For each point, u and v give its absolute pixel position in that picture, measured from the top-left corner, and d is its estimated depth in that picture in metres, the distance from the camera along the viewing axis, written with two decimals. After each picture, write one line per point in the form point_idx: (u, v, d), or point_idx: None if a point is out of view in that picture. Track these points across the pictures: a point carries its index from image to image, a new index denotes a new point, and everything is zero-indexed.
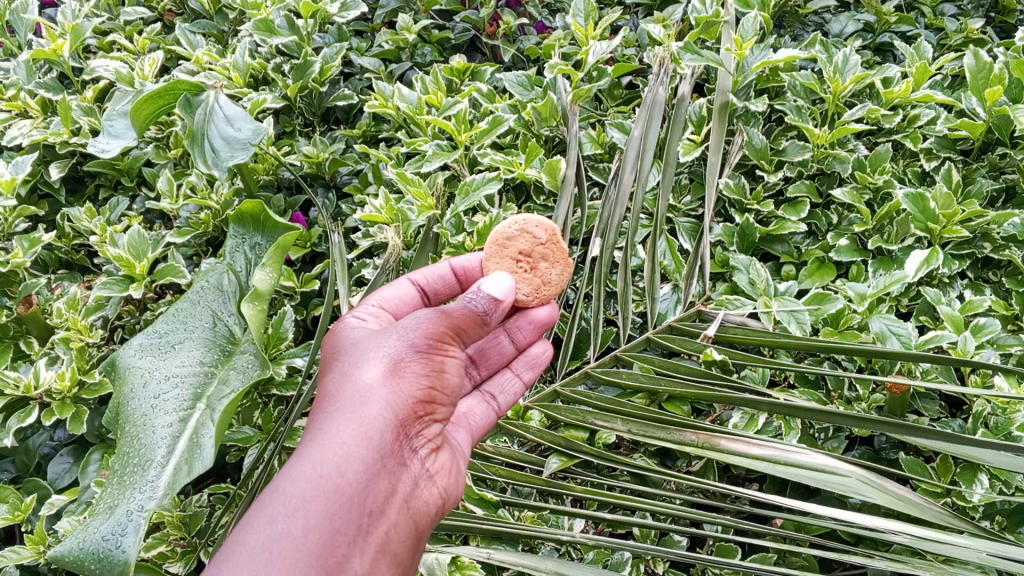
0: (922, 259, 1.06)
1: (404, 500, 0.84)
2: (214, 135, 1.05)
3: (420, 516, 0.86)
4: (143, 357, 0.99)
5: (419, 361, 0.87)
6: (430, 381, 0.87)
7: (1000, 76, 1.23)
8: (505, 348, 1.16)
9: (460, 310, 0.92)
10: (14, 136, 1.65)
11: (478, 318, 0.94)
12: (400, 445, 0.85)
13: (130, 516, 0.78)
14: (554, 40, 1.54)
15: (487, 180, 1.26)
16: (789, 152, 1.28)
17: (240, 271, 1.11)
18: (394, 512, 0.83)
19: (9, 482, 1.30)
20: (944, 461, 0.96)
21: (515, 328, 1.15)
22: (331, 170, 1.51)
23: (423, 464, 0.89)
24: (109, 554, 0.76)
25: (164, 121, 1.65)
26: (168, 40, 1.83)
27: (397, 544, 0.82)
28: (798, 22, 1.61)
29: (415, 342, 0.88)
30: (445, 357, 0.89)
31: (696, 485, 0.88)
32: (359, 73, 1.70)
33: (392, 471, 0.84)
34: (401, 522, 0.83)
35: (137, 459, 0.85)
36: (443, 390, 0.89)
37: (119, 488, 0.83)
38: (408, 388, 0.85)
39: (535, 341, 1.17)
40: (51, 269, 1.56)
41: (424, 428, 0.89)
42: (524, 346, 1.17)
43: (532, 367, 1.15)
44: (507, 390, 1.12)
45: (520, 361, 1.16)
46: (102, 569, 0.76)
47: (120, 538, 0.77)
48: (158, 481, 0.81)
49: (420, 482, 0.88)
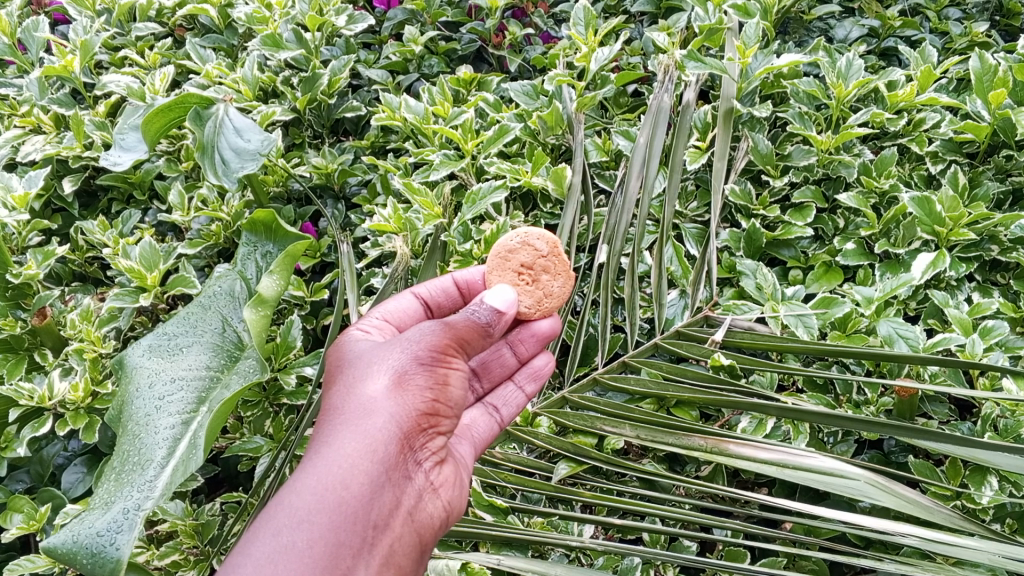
0: (929, 262, 1.07)
1: (407, 512, 0.85)
2: (223, 146, 1.08)
3: (423, 528, 0.87)
4: (150, 357, 1.00)
5: (422, 374, 0.88)
6: (433, 394, 0.88)
7: (1005, 79, 1.24)
8: (507, 361, 1.16)
9: (462, 322, 0.94)
10: (28, 150, 1.68)
11: (481, 329, 0.96)
12: (405, 457, 0.86)
13: (126, 514, 0.78)
14: (559, 50, 1.56)
15: (494, 189, 1.27)
16: (795, 157, 1.29)
17: (251, 277, 1.14)
18: (399, 524, 0.83)
19: (24, 492, 1.32)
20: (952, 463, 0.96)
21: (517, 340, 1.15)
22: (340, 180, 1.53)
23: (427, 477, 0.90)
24: (101, 550, 0.76)
25: (175, 135, 1.68)
26: (179, 56, 1.87)
27: (401, 557, 0.83)
28: (802, 28, 1.63)
29: (418, 354, 0.89)
30: (448, 369, 0.90)
31: (705, 488, 0.87)
32: (367, 85, 1.73)
33: (396, 483, 0.85)
34: (406, 535, 0.84)
35: (137, 459, 0.86)
36: (446, 402, 0.90)
37: (116, 484, 0.84)
38: (412, 400, 0.86)
39: (537, 354, 1.18)
40: (65, 282, 1.58)
41: (428, 440, 0.90)
42: (526, 358, 1.17)
43: (534, 379, 1.15)
44: (509, 402, 1.13)
45: (521, 372, 1.16)
46: (94, 566, 0.75)
47: (115, 535, 0.76)
48: (156, 481, 0.81)
49: (424, 494, 0.89)
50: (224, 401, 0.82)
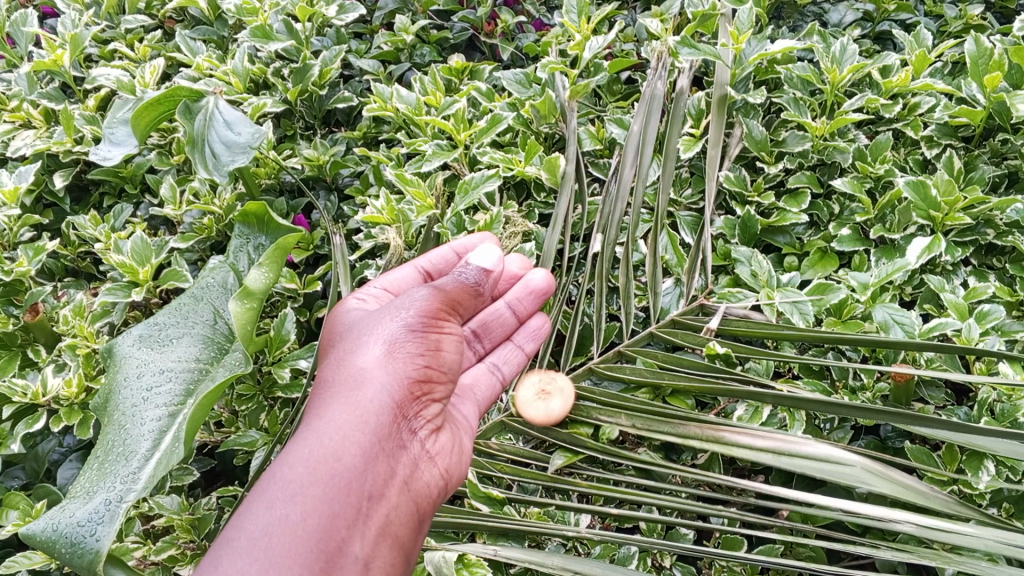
0: (925, 247, 1.06)
1: (403, 482, 0.85)
2: (214, 139, 1.06)
3: (420, 498, 0.87)
4: (140, 347, 1.00)
5: (413, 341, 0.88)
6: (425, 360, 0.88)
7: (1000, 63, 1.23)
8: (506, 320, 1.23)
9: (453, 284, 0.95)
10: (18, 146, 1.66)
11: (471, 290, 0.97)
12: (397, 426, 0.86)
13: (108, 505, 0.77)
14: (551, 38, 1.54)
15: (487, 177, 1.25)
16: (789, 143, 1.28)
17: (243, 269, 1.12)
18: (394, 493, 0.83)
19: (19, 489, 1.31)
20: (949, 449, 0.96)
21: (515, 300, 1.21)
22: (332, 172, 1.51)
23: (423, 445, 0.90)
24: (81, 540, 0.75)
25: (166, 128, 1.66)
26: (169, 48, 1.85)
27: (398, 527, 0.82)
28: (796, 12, 1.61)
29: (409, 322, 0.89)
30: (439, 335, 0.91)
31: (702, 477, 0.87)
32: (358, 75, 1.71)
33: (390, 453, 0.84)
34: (403, 504, 0.84)
35: (121, 449, 0.85)
36: (439, 368, 0.90)
37: (98, 474, 0.83)
38: (403, 368, 0.86)
39: (533, 313, 1.23)
40: (58, 277, 1.57)
41: (423, 408, 0.90)
42: (524, 318, 1.23)
43: (534, 338, 1.21)
44: (510, 360, 1.20)
45: (520, 332, 1.23)
46: (72, 555, 0.75)
47: (95, 526, 0.76)
48: (140, 473, 0.81)
49: (421, 463, 0.89)
50: (207, 394, 0.81)
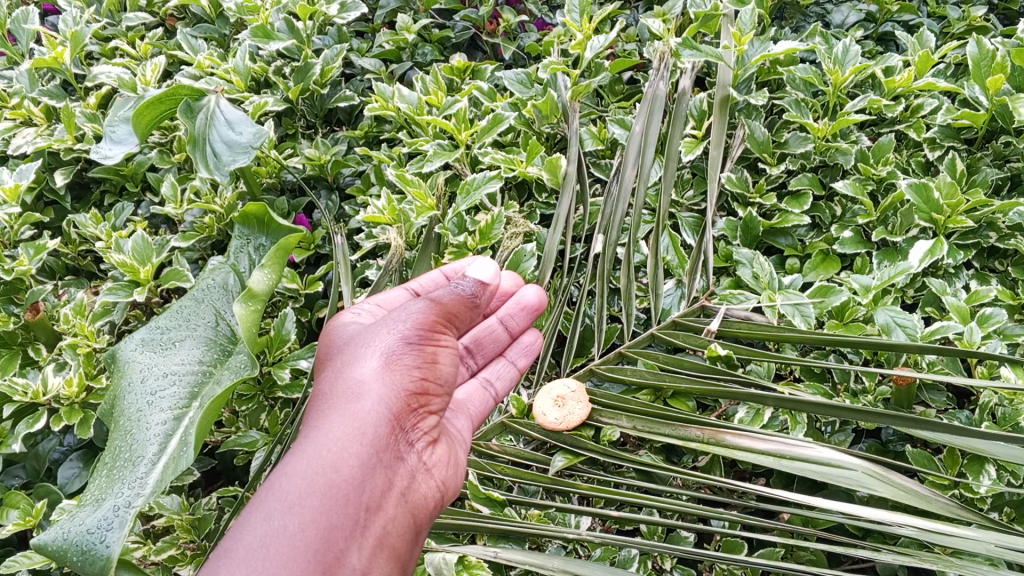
0: (926, 250, 1.07)
1: (400, 493, 0.85)
2: (214, 138, 1.06)
3: (417, 509, 0.87)
4: (143, 351, 1.00)
5: (410, 354, 0.88)
6: (421, 373, 0.89)
7: (1003, 65, 1.22)
8: (498, 336, 1.23)
9: (449, 295, 0.94)
10: (20, 143, 1.65)
11: (468, 302, 0.96)
12: (394, 438, 0.87)
13: (117, 510, 0.77)
14: (553, 37, 1.54)
15: (488, 179, 1.25)
16: (791, 144, 1.28)
17: (244, 271, 1.12)
18: (392, 505, 0.83)
19: (20, 488, 1.31)
20: (951, 453, 0.96)
21: (508, 317, 1.22)
22: (333, 171, 1.51)
23: (419, 457, 0.91)
24: (92, 548, 0.75)
25: (167, 126, 1.66)
26: (170, 45, 1.85)
27: (395, 538, 0.82)
28: (799, 13, 1.60)
29: (405, 334, 0.89)
30: (435, 349, 0.91)
31: (703, 480, 0.87)
32: (360, 74, 1.71)
33: (388, 464, 0.85)
34: (400, 515, 0.84)
35: (128, 455, 0.85)
36: (435, 381, 0.91)
37: (107, 480, 0.83)
38: (400, 380, 0.87)
39: (525, 329, 1.25)
40: (58, 276, 1.57)
41: (419, 420, 0.91)
42: (516, 333, 1.24)
43: (526, 354, 1.22)
44: (502, 376, 1.20)
45: (513, 348, 1.24)
46: (84, 563, 0.75)
47: (105, 532, 0.76)
48: (147, 478, 0.80)
49: (417, 474, 0.89)
50: (215, 397, 0.81)
